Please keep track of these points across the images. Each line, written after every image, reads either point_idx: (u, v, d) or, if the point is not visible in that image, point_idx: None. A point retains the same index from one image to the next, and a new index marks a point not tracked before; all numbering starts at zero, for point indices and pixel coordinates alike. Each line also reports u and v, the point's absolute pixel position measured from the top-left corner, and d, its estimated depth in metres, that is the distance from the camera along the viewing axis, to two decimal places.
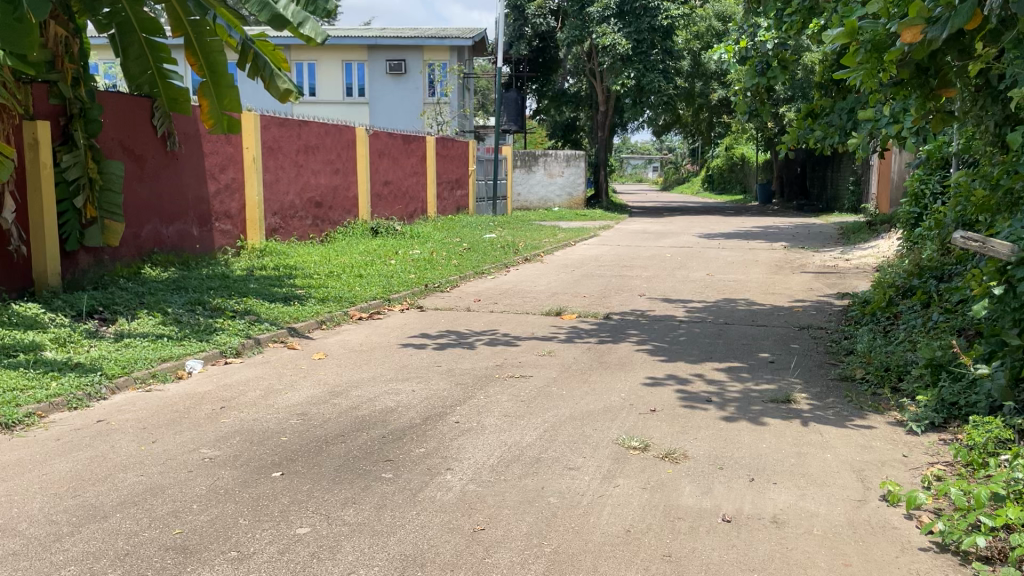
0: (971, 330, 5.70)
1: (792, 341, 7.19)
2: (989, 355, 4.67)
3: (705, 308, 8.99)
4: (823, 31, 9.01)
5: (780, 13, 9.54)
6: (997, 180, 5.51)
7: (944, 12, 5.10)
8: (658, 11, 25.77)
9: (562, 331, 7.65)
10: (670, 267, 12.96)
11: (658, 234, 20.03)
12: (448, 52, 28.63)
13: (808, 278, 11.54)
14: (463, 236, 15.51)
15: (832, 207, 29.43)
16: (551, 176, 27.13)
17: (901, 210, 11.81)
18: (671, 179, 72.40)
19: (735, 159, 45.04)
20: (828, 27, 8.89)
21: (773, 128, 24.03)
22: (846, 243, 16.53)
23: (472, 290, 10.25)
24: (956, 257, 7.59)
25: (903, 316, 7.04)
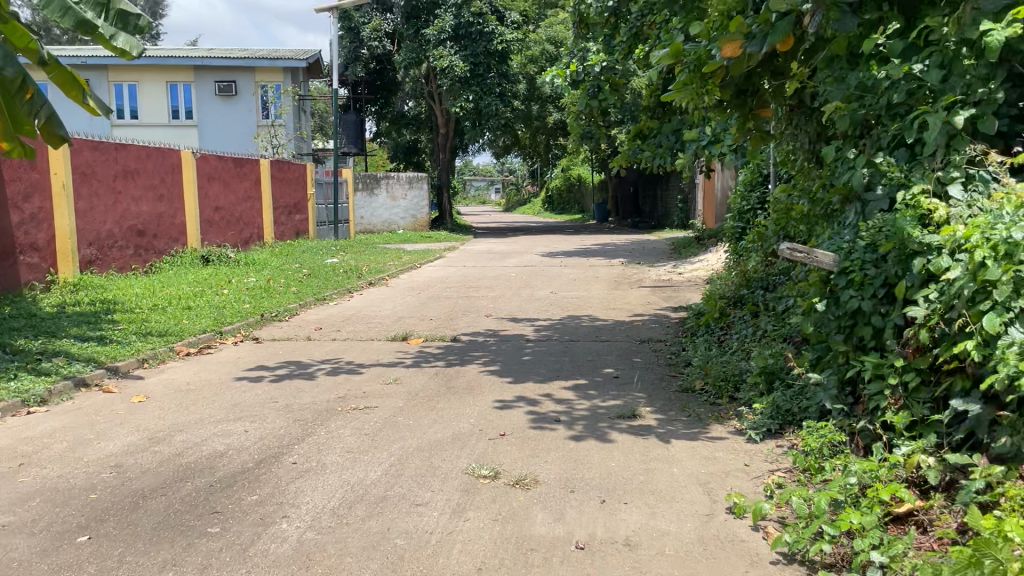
0: (798, 337, 5.97)
1: (635, 355, 7.30)
2: (818, 361, 4.89)
3: (550, 325, 9.01)
4: (649, 55, 9.38)
5: (608, 39, 9.88)
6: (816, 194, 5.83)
7: (761, 29, 5.73)
8: (493, 35, 26.21)
9: (408, 356, 7.40)
10: (515, 286, 13.01)
11: (502, 253, 20.19)
12: (282, 73, 27.76)
13: (646, 292, 11.92)
14: (302, 262, 14.90)
15: (663, 224, 30.91)
16: (394, 199, 26.85)
17: (727, 225, 12.46)
18: (513, 200, 73.78)
19: (572, 179, 46.45)
20: (653, 52, 9.26)
21: (607, 149, 24.95)
22: (679, 257, 17.31)
23: (313, 318, 9.78)
24: (779, 268, 8.01)
25: (735, 326, 7.32)
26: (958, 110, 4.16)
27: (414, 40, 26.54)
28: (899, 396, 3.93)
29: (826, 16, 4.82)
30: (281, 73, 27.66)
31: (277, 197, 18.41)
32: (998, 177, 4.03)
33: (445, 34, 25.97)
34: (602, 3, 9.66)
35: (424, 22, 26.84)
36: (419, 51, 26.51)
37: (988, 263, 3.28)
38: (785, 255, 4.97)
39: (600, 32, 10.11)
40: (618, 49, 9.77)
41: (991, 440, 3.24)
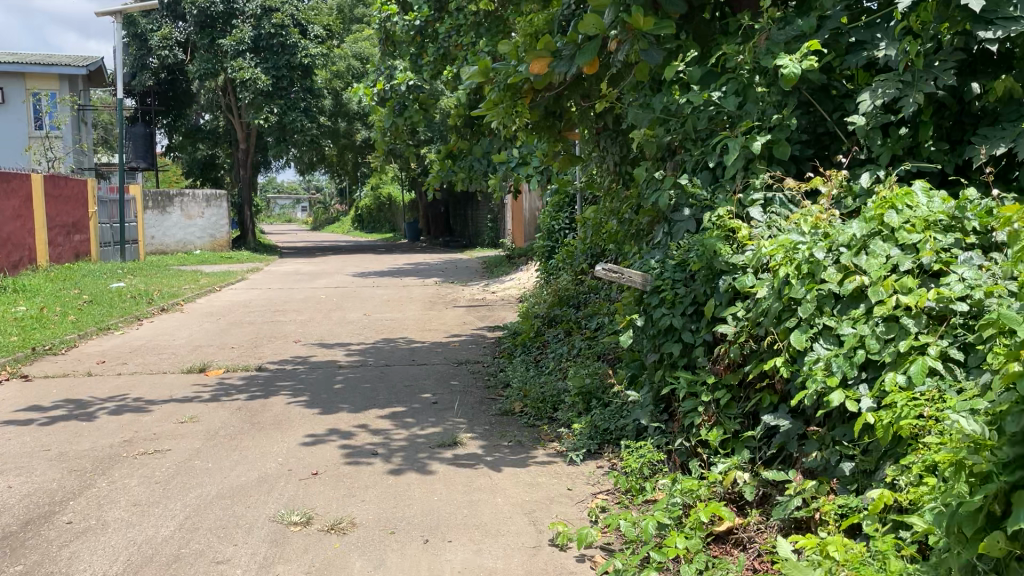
0: (613, 354, 6.06)
1: (453, 378, 7.14)
2: (633, 379, 4.95)
3: (364, 349, 8.66)
4: (457, 76, 9.37)
5: (414, 59, 9.80)
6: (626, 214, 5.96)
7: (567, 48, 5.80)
8: (296, 48, 25.45)
9: (207, 390, 6.78)
10: (325, 308, 12.48)
11: (310, 274, 19.43)
12: (58, 80, 25.32)
13: (461, 312, 11.84)
14: (84, 288, 13.48)
15: (474, 243, 31.23)
16: (190, 218, 25.20)
17: (537, 244, 12.68)
18: (320, 219, 71.91)
19: (381, 198, 45.92)
20: (461, 73, 9.27)
21: (416, 168, 24.85)
22: (490, 275, 17.45)
23: (95, 350, 8.79)
24: (589, 286, 8.18)
25: (552, 345, 7.35)
26: (756, 135, 4.34)
27: (209, 51, 25.14)
28: (711, 413, 3.98)
29: (634, 45, 5.02)
30: (57, 81, 25.31)
31: (53, 215, 16.62)
32: (794, 199, 4.24)
33: (245, 45, 24.83)
34: (407, 23, 9.65)
35: (220, 32, 25.51)
36: (216, 62, 25.21)
37: (791, 282, 3.39)
38: (601, 275, 4.73)
39: (407, 51, 9.97)
40: (426, 69, 9.68)
41: (801, 454, 3.34)
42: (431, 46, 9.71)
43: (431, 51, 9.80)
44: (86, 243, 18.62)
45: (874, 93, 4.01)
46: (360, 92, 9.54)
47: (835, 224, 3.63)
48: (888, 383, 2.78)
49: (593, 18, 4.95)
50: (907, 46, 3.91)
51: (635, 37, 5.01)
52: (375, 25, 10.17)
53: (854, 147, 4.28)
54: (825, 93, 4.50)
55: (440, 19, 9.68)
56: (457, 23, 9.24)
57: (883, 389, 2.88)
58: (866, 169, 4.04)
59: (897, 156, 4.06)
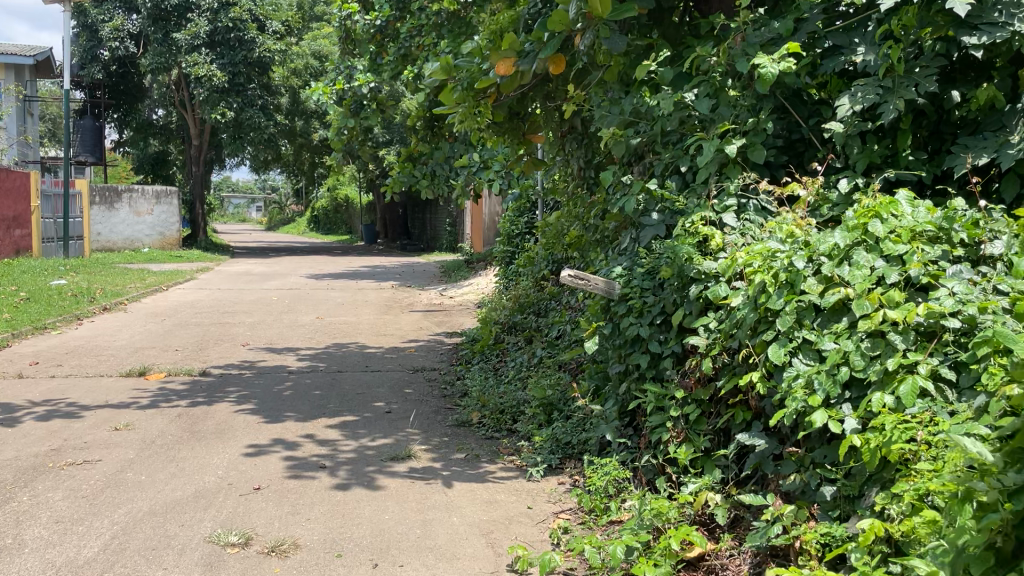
0: (575, 364, 5.84)
1: (407, 386, 6.86)
2: (596, 390, 4.75)
3: (315, 354, 8.32)
4: (419, 76, 9.12)
5: (374, 58, 9.54)
6: (593, 217, 5.77)
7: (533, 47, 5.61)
8: (254, 44, 24.93)
9: (146, 395, 6.39)
10: (276, 311, 12.07)
11: (263, 275, 18.93)
12: (3, 69, 24.37)
13: (417, 317, 11.55)
14: (22, 284, 12.86)
15: (432, 246, 30.90)
16: (139, 215, 24.48)
17: (496, 249, 12.45)
18: (275, 219, 70.81)
19: (339, 200, 45.26)
20: (423, 73, 9.02)
21: (375, 169, 24.47)
22: (448, 280, 17.19)
23: (29, 350, 8.30)
24: (550, 293, 7.98)
25: (511, 353, 7.12)
26: (731, 138, 4.18)
27: (162, 44, 24.38)
28: (680, 429, 3.77)
29: (596, 34, 4.85)
30: (2, 70, 24.40)
31: None
32: (769, 206, 4.08)
33: (200, 40, 24.19)
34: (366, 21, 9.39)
35: (175, 25, 24.82)
36: (169, 56, 24.42)
37: (768, 291, 3.22)
38: (566, 281, 4.52)
39: (366, 49, 9.68)
40: (386, 68, 9.41)
41: (777, 475, 3.15)
42: (392, 45, 9.44)
43: (392, 51, 9.53)
44: (27, 238, 17.87)
45: (853, 97, 3.87)
46: (318, 90, 9.22)
47: (813, 232, 3.47)
48: (876, 403, 2.61)
49: (557, 13, 4.81)
50: (886, 50, 3.79)
51: (598, 24, 4.85)
52: (335, 22, 9.86)
53: (830, 154, 4.14)
54: (799, 99, 4.36)
55: (402, 19, 9.43)
56: (420, 22, 8.99)
57: (869, 408, 2.71)
58: (843, 177, 3.91)
59: (874, 163, 3.94)
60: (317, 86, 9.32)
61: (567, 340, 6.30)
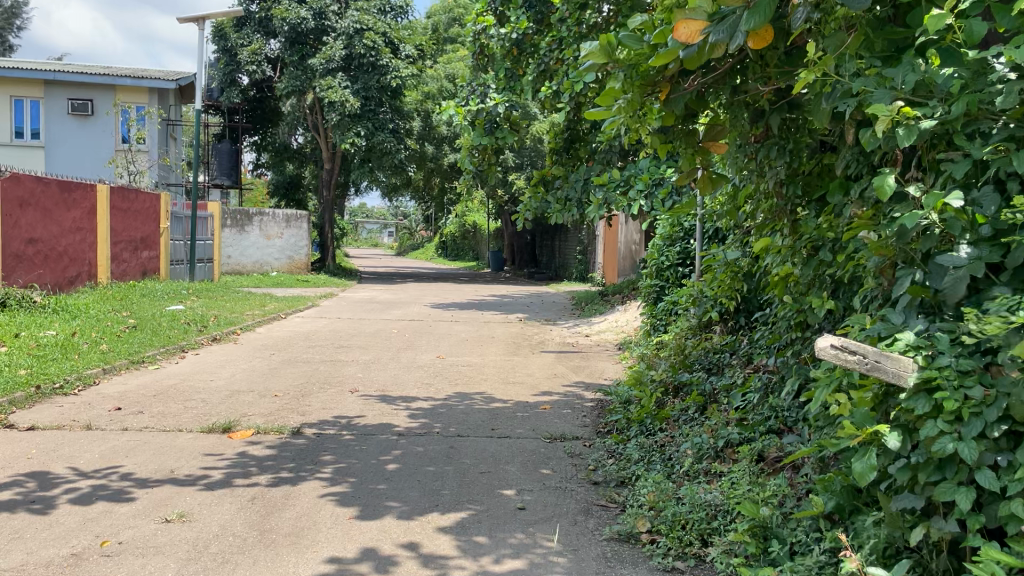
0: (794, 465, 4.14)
1: (545, 464, 5.29)
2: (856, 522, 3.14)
3: (432, 409, 6.90)
4: (559, 93, 7.76)
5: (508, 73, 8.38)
6: (834, 242, 4.18)
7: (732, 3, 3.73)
8: (388, 69, 24.30)
9: (220, 466, 5.14)
10: (394, 346, 10.86)
11: (387, 303, 17.97)
12: (148, 94, 24.87)
13: (550, 359, 9.99)
14: (136, 309, 12.27)
15: (561, 274, 29.52)
16: (269, 238, 24.25)
17: (643, 285, 10.78)
18: (405, 245, 71.80)
19: (467, 227, 44.66)
20: (562, 90, 7.68)
21: (504, 195, 23.30)
22: (582, 313, 15.59)
23: (114, 391, 7.30)
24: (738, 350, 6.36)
25: (682, 425, 5.47)
26: None
27: (299, 68, 24.28)
28: None
29: None
30: (147, 94, 24.87)
31: (119, 230, 15.62)
32: None
33: (335, 64, 23.87)
34: (502, 34, 8.17)
35: (311, 49, 24.63)
36: (304, 80, 24.25)
37: None
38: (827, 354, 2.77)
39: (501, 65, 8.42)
40: (523, 86, 8.15)
41: None
42: (529, 63, 8.13)
43: (530, 67, 8.17)
44: (155, 259, 17.66)
45: None
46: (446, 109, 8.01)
47: None
48: None
49: None
50: None
51: None
52: (467, 38, 8.64)
53: None
54: None
55: (543, 32, 8.09)
56: (560, 35, 7.54)
57: None
58: None
59: None
60: (448, 106, 8.07)
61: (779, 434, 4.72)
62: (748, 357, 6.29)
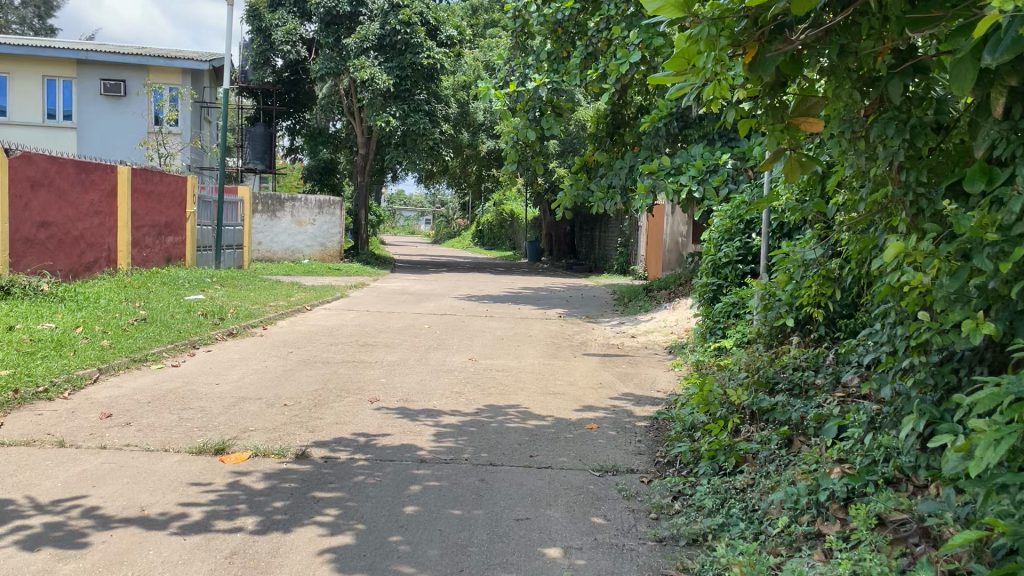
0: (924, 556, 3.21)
1: (596, 510, 4.32)
2: None
3: (461, 427, 5.95)
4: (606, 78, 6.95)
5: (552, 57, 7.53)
6: (994, 245, 3.20)
7: None
8: (420, 48, 23.20)
9: (202, 502, 4.25)
10: (423, 345, 9.95)
11: (419, 295, 17.08)
12: (181, 74, 24.25)
13: (594, 365, 8.99)
14: (151, 299, 11.51)
15: (600, 267, 28.46)
16: (300, 225, 23.51)
17: (698, 283, 9.68)
18: (442, 234, 71.25)
19: (505, 213, 43.67)
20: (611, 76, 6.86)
21: (543, 183, 22.32)
22: (626, 310, 14.55)
23: (106, 396, 6.48)
24: (843, 357, 5.40)
25: (765, 463, 4.49)
26: None
27: (333, 49, 23.37)
28: None
29: None
30: (179, 75, 24.26)
31: (141, 214, 14.92)
32: None
33: (369, 43, 22.90)
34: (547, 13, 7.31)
35: (346, 32, 23.82)
36: (339, 61, 23.37)
37: None
38: None
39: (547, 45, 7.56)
40: (568, 71, 7.26)
41: None
42: (577, 47, 7.25)
43: (578, 49, 7.27)
44: (180, 245, 16.99)
45: None
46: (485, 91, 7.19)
47: None
48: None
49: None
50: None
51: None
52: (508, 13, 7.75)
53: None
54: None
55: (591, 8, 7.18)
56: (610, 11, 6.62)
57: None
58: None
59: None
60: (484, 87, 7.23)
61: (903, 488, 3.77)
62: (845, 383, 5.30)
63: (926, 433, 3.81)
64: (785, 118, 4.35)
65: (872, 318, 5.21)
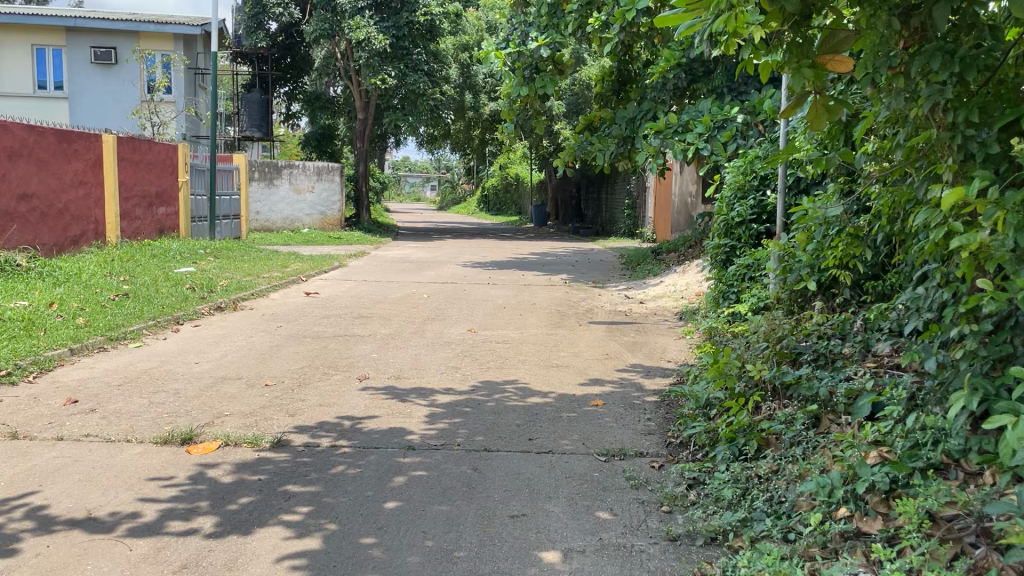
0: (989, 562, 2.71)
1: (601, 503, 3.84)
2: None
3: (454, 407, 5.47)
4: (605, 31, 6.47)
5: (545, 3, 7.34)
6: None
7: None
8: (417, 6, 22.42)
9: (159, 499, 3.78)
10: (420, 316, 9.46)
11: (420, 263, 16.56)
12: (172, 40, 23.53)
13: (600, 334, 8.49)
14: (137, 272, 11.03)
15: (607, 230, 27.86)
16: (299, 192, 22.95)
17: (710, 245, 9.13)
18: (447, 200, 70.53)
19: (509, 178, 42.86)
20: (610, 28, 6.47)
21: (547, 145, 21.63)
22: (634, 274, 14.01)
23: (74, 379, 6.02)
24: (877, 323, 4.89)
25: (791, 448, 3.99)
26: None
27: (327, 10, 22.47)
28: None
29: None
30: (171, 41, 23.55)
31: (129, 184, 14.39)
32: None
33: (364, 1, 22.00)
34: None
35: None
36: (333, 22, 22.46)
37: None
38: None
39: None
40: None
41: None
42: None
43: None
44: (173, 216, 16.48)
45: None
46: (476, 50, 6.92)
47: None
48: None
49: None
50: None
51: None
52: None
53: None
54: None
55: None
56: None
57: None
58: None
59: None
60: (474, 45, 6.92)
61: (956, 474, 3.28)
62: (877, 352, 4.77)
63: (979, 412, 3.30)
64: (811, 55, 3.67)
65: (909, 279, 4.70)
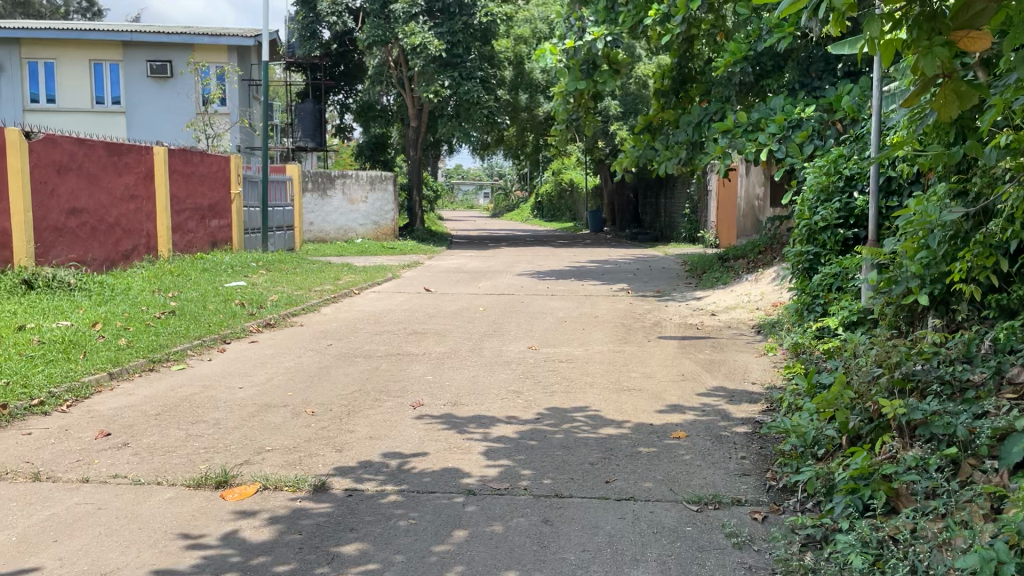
0: None
1: (699, 571, 3.21)
2: None
3: (519, 441, 4.88)
4: None
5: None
6: None
7: None
8: (474, 9, 22.14)
9: (185, 564, 3.28)
10: (477, 332, 8.90)
11: (476, 273, 16.07)
12: (226, 52, 23.54)
13: (672, 351, 7.83)
14: (187, 287, 10.73)
15: (666, 236, 27.08)
16: (352, 202, 22.71)
17: (791, 251, 8.24)
18: (500, 207, 70.26)
19: (563, 184, 42.20)
20: None
21: (604, 148, 20.99)
22: (701, 282, 13.27)
23: (110, 408, 5.60)
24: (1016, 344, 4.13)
25: (932, 503, 3.29)
26: None
27: (380, 17, 22.17)
28: None
29: None
30: (225, 54, 23.56)
31: (181, 197, 14.21)
32: None
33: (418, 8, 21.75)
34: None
35: None
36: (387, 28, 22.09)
37: None
38: None
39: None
40: None
41: None
42: None
43: None
44: (226, 229, 16.29)
45: None
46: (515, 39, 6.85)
47: None
48: None
49: None
50: None
51: None
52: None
53: None
54: None
55: None
56: None
57: None
58: None
59: None
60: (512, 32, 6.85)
61: None
62: (1017, 380, 4.03)
63: None
64: (944, 31, 3.01)
65: None
